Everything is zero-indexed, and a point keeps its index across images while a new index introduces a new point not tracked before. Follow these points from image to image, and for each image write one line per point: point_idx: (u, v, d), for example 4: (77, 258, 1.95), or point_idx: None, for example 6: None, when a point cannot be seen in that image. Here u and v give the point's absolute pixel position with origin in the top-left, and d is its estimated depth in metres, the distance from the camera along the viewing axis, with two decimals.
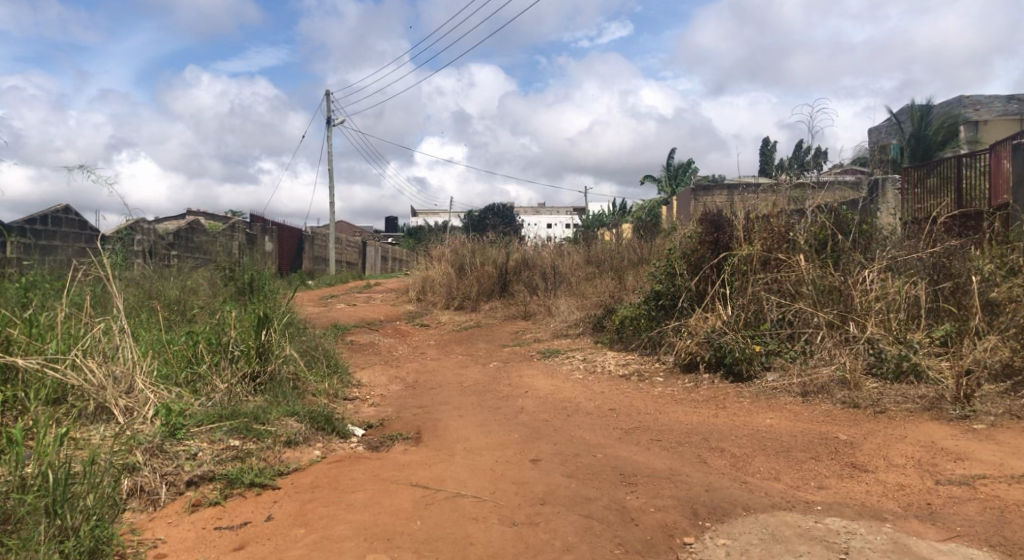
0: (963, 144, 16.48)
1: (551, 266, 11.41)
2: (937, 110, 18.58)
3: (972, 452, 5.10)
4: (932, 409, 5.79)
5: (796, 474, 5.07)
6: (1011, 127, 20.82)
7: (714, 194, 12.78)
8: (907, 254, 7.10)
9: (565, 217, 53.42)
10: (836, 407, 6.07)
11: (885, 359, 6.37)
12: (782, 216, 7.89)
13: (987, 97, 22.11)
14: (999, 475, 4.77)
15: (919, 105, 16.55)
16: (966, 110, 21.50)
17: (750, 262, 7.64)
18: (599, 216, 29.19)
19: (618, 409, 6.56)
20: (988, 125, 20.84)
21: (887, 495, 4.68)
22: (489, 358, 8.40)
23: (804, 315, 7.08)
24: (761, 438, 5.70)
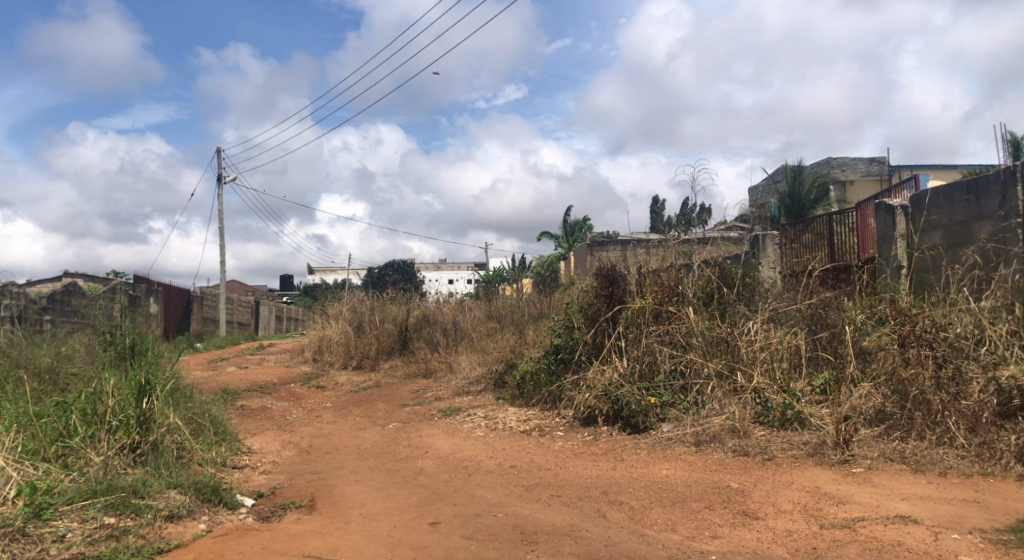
0: (833, 201, 17.75)
1: (452, 322, 11.39)
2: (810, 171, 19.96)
3: (853, 495, 5.36)
4: (816, 454, 6.05)
5: (691, 524, 5.17)
6: (872, 187, 22.64)
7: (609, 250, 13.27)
8: (787, 305, 7.47)
9: (465, 273, 53.69)
10: (727, 456, 6.26)
11: (771, 408, 6.63)
12: (671, 270, 8.18)
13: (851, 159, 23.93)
14: (876, 517, 5.02)
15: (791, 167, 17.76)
16: (834, 171, 23.22)
17: (643, 315, 7.87)
18: (498, 271, 29.62)
19: (519, 465, 6.55)
20: (852, 185, 22.62)
21: (776, 541, 4.83)
22: (388, 420, 8.21)
23: (695, 366, 7.31)
24: (658, 490, 5.80)
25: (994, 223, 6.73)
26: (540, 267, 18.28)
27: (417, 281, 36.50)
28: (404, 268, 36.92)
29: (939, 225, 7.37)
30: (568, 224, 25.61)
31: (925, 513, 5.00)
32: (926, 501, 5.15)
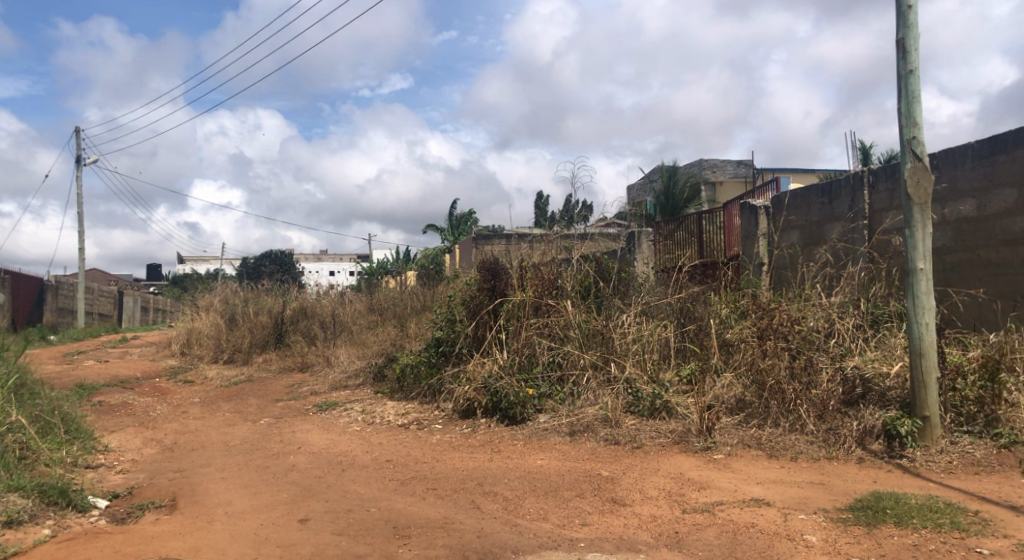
0: (703, 201, 18.69)
1: (331, 315, 11.14)
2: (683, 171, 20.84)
3: (713, 480, 5.63)
4: (681, 441, 6.32)
5: (562, 512, 5.28)
6: (739, 189, 23.91)
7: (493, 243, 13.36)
8: (659, 299, 7.80)
9: (350, 265, 52.71)
10: (600, 445, 6.44)
11: (641, 398, 6.88)
12: (551, 264, 8.33)
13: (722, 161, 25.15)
14: (733, 501, 5.30)
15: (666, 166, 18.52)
16: (706, 171, 24.34)
17: (524, 308, 7.99)
18: (381, 264, 29.24)
19: (395, 459, 6.48)
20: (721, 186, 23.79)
21: (641, 527, 5.01)
22: (260, 415, 7.93)
23: (572, 358, 7.48)
24: (532, 480, 5.88)
25: (844, 225, 7.38)
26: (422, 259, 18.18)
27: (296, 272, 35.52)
28: (283, 260, 35.94)
29: (796, 225, 7.99)
30: (453, 217, 25.61)
31: (776, 495, 5.32)
32: (778, 484, 5.48)
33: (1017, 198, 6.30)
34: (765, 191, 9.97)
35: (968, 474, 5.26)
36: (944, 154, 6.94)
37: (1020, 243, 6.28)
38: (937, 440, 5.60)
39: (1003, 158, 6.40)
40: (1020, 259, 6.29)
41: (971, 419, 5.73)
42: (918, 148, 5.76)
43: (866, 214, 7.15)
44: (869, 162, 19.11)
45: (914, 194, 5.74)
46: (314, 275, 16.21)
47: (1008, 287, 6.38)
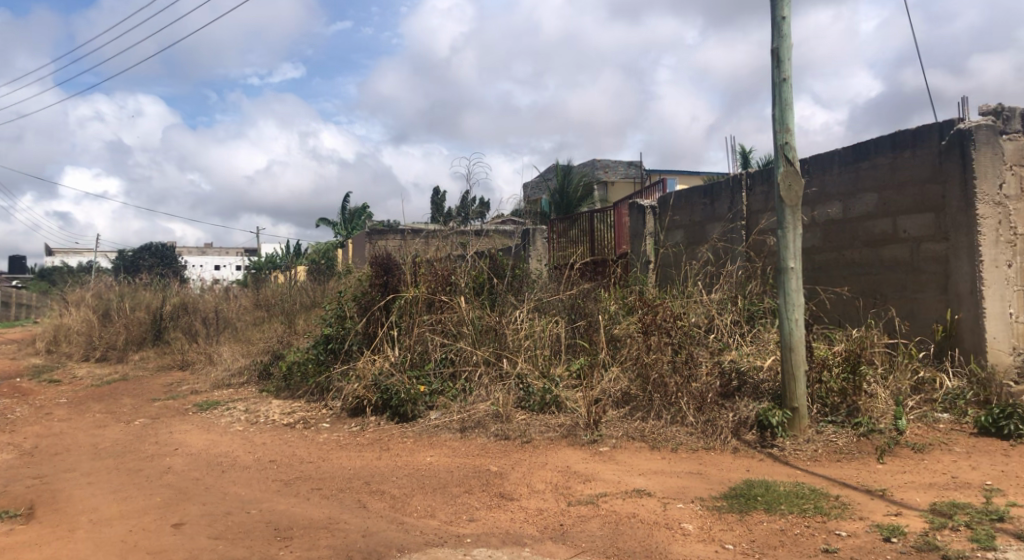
0: (596, 200, 19.32)
1: (214, 311, 10.72)
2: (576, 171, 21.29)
3: (598, 473, 5.75)
4: (569, 435, 6.43)
5: (449, 509, 5.26)
6: (629, 190, 24.70)
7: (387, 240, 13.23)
8: (551, 296, 7.92)
9: (240, 260, 50.88)
10: (489, 441, 6.46)
11: (531, 393, 6.92)
12: (445, 260, 8.27)
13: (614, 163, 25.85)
14: (616, 492, 5.43)
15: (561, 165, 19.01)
16: (598, 172, 24.97)
17: (416, 305, 7.89)
18: (270, 258, 28.36)
19: (279, 459, 6.29)
20: (613, 186, 24.48)
21: (527, 521, 5.05)
22: (133, 416, 7.52)
23: (465, 354, 7.46)
24: (420, 477, 5.83)
25: (724, 225, 7.80)
26: (311, 255, 17.75)
27: (180, 267, 33.94)
28: (164, 254, 34.28)
29: (681, 225, 8.38)
30: (346, 212, 25.17)
31: (657, 485, 5.49)
32: (659, 475, 5.65)
33: (878, 202, 6.78)
34: (654, 191, 10.32)
35: (831, 461, 5.60)
36: (815, 159, 7.40)
37: (880, 244, 6.77)
38: (804, 429, 5.93)
39: (866, 165, 6.87)
40: (880, 259, 6.78)
41: (835, 409, 6.10)
42: (790, 153, 6.08)
43: (744, 215, 7.58)
44: (750, 166, 20.12)
45: (786, 197, 6.06)
46: (195, 270, 15.53)
47: (868, 285, 6.89)
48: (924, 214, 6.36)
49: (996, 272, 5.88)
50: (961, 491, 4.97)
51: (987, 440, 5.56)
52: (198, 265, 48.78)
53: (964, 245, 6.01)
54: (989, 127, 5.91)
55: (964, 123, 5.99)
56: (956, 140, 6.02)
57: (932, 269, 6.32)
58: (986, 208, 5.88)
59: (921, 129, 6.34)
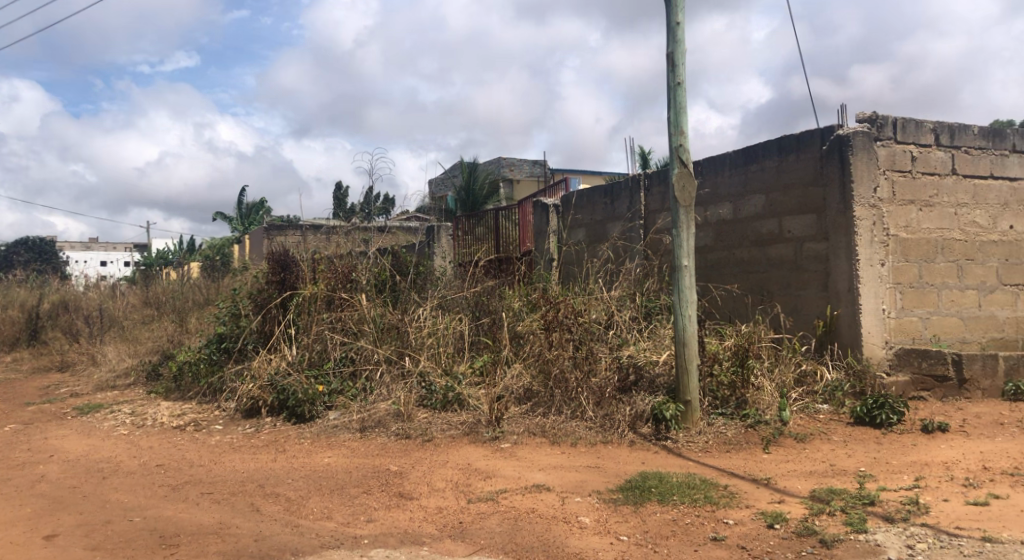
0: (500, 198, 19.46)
1: (99, 310, 10.15)
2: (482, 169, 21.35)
3: (498, 469, 5.77)
4: (470, 432, 6.42)
5: (347, 510, 5.16)
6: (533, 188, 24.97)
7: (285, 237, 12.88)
8: (454, 293, 7.90)
9: (132, 256, 48.44)
10: (390, 440, 6.37)
11: (433, 391, 6.87)
12: (345, 258, 8.11)
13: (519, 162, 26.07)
14: (516, 488, 5.45)
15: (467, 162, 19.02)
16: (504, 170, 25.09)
17: (315, 302, 7.69)
18: (161, 254, 27.10)
19: (167, 464, 6.01)
20: (518, 184, 24.68)
21: (427, 519, 5.01)
22: (4, 422, 7.02)
23: (366, 352, 7.34)
24: (317, 479, 5.69)
25: (624, 224, 8.02)
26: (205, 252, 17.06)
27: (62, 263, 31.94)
28: (43, 248, 32.20)
29: (582, 224, 8.55)
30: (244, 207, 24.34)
31: (556, 480, 5.55)
32: (558, 469, 5.72)
33: (765, 204, 7.12)
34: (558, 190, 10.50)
35: (720, 452, 5.81)
36: (708, 162, 7.70)
37: (767, 243, 7.11)
38: (696, 421, 6.14)
39: (755, 167, 7.19)
40: (767, 258, 7.14)
41: (725, 402, 6.34)
42: (684, 155, 6.28)
43: (642, 215, 7.80)
44: (650, 167, 20.72)
45: (680, 197, 6.26)
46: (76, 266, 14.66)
47: (756, 282, 7.26)
48: (807, 215, 6.71)
49: (871, 271, 6.27)
50: (838, 477, 5.25)
51: (861, 429, 5.92)
52: (85, 261, 46.11)
53: (842, 245, 6.37)
54: (864, 134, 6.27)
55: (842, 130, 6.34)
56: (836, 145, 6.37)
57: (813, 267, 6.69)
58: (862, 210, 6.24)
59: (804, 135, 6.70)
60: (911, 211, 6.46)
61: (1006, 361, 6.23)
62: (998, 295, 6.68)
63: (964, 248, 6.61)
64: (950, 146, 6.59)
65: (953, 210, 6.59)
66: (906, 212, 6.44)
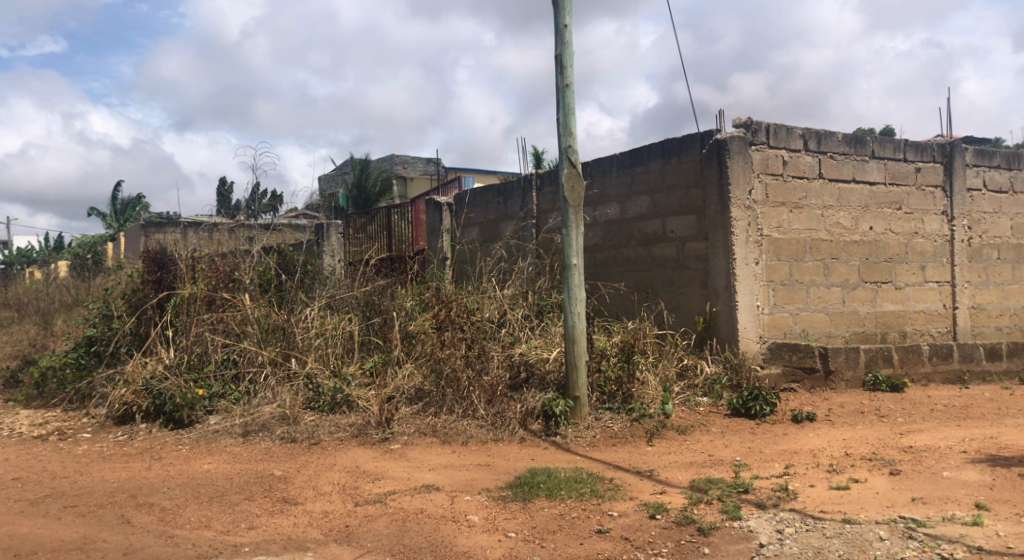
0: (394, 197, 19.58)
1: None
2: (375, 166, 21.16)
3: (387, 471, 5.68)
4: (359, 434, 6.30)
5: (226, 518, 4.94)
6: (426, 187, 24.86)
7: (164, 235, 12.31)
8: (344, 293, 7.75)
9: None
10: (274, 444, 6.17)
11: (321, 393, 6.73)
12: (228, 257, 7.83)
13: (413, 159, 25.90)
14: (404, 489, 5.39)
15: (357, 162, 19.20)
16: (397, 168, 24.84)
17: (194, 303, 7.37)
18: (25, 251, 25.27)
19: (27, 477, 5.58)
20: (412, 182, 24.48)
21: (312, 524, 4.87)
22: None
23: (249, 354, 7.08)
24: (195, 486, 5.44)
25: (517, 223, 8.08)
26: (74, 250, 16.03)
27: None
28: None
29: (475, 222, 8.57)
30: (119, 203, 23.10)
31: (445, 480, 5.53)
32: (448, 469, 5.70)
33: (649, 204, 7.36)
34: (450, 189, 10.48)
35: (607, 446, 5.95)
36: (597, 162, 7.87)
37: (652, 242, 7.36)
38: (584, 416, 6.27)
39: (641, 169, 7.41)
40: (652, 257, 7.38)
41: (612, 397, 6.49)
42: (573, 156, 6.38)
43: (534, 214, 7.89)
44: (541, 168, 21.07)
45: (570, 197, 6.35)
46: None
47: (641, 280, 7.49)
48: (688, 216, 6.99)
49: (746, 269, 6.59)
50: (716, 467, 5.47)
51: (737, 420, 6.22)
52: None
53: (721, 245, 6.65)
54: (740, 139, 6.58)
55: (720, 134, 6.62)
56: (714, 149, 6.65)
57: (694, 266, 6.96)
58: (738, 211, 6.55)
59: (686, 138, 6.96)
60: (782, 212, 6.81)
61: (867, 353, 6.69)
62: (860, 292, 7.13)
63: (830, 247, 7.01)
64: (816, 151, 6.98)
65: (820, 211, 6.99)
66: (777, 213, 6.79)
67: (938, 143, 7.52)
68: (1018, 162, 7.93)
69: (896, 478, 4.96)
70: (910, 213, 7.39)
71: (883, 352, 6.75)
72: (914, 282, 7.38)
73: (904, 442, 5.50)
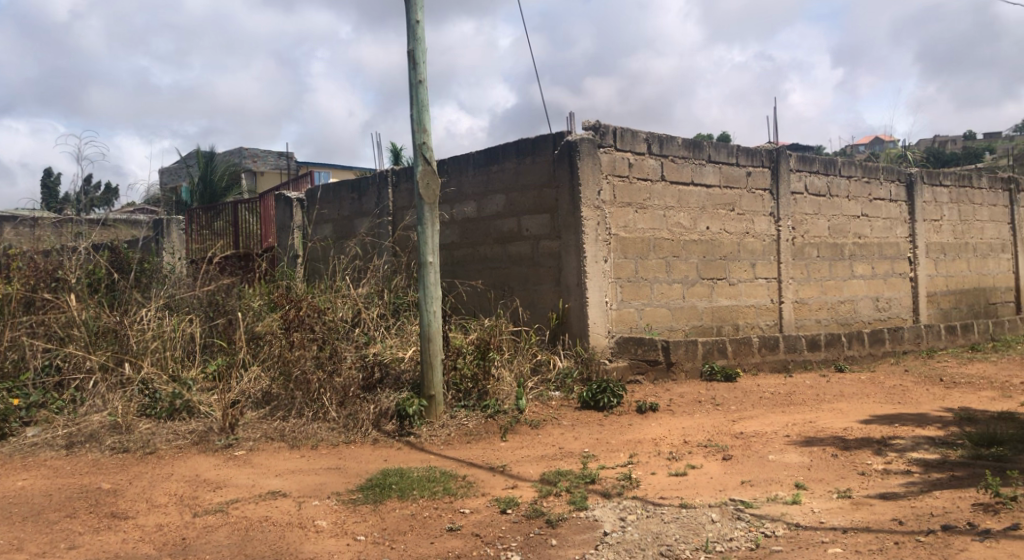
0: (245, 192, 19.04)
1: None
2: (220, 160, 20.32)
3: (230, 478, 5.40)
4: (200, 442, 5.97)
5: (42, 539, 4.51)
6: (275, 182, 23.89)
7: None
8: (184, 292, 7.37)
9: None
10: (103, 455, 5.73)
11: (158, 399, 6.34)
12: (52, 255, 7.27)
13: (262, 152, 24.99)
14: (249, 497, 5.14)
15: (204, 155, 18.85)
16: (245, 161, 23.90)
17: (10, 304, 6.83)
18: None
19: None
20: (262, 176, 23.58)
21: (143, 539, 4.54)
22: None
23: (75, 360, 6.58)
24: (7, 506, 4.94)
25: (372, 220, 7.93)
26: None
27: None
28: None
29: (329, 219, 8.38)
30: None
31: (293, 485, 5.32)
32: (296, 474, 5.50)
33: (505, 203, 7.44)
34: (302, 183, 10.20)
35: (461, 443, 5.95)
36: (453, 160, 7.86)
37: (507, 241, 7.44)
38: (439, 415, 6.24)
39: (496, 168, 7.48)
40: (507, 255, 7.46)
41: (467, 394, 6.50)
42: (427, 153, 6.32)
43: (390, 211, 7.79)
44: (395, 164, 20.93)
45: (425, 195, 6.30)
46: None
47: (497, 278, 7.57)
48: (542, 215, 7.13)
49: (596, 267, 6.82)
50: (565, 460, 5.60)
51: (587, 412, 6.40)
52: None
53: (572, 243, 6.84)
54: (590, 141, 6.78)
55: (571, 136, 6.80)
56: (566, 150, 6.82)
57: (548, 264, 7.11)
58: (588, 211, 6.76)
59: (538, 139, 7.09)
60: (629, 212, 7.09)
61: (704, 346, 7.10)
62: (699, 288, 7.54)
63: (671, 246, 7.37)
64: (659, 155, 7.31)
65: (663, 212, 7.33)
66: (624, 213, 7.06)
67: (766, 150, 8.08)
68: (834, 168, 8.66)
69: (728, 463, 5.28)
70: (742, 214, 7.91)
71: (718, 344, 7.19)
72: (745, 278, 7.90)
73: (736, 429, 5.87)
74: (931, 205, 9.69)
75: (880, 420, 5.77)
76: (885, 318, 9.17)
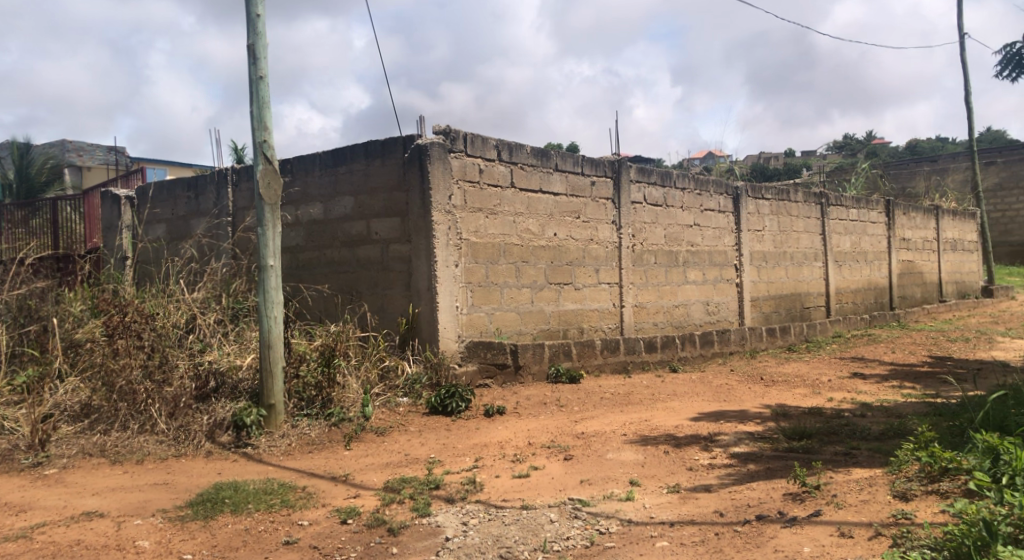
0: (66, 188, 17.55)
1: None
2: (39, 153, 18.63)
3: (37, 500, 4.92)
4: (3, 461, 5.43)
5: None
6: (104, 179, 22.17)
7: None
8: None
9: None
10: None
11: None
12: None
13: (90, 146, 23.14)
14: (58, 520, 4.69)
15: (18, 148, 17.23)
16: (70, 155, 22.07)
17: None
18: None
19: None
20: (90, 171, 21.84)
21: None
22: None
23: None
24: None
25: (209, 221, 7.54)
26: None
27: None
28: None
29: (162, 219, 7.88)
30: None
31: (112, 504, 4.90)
32: (116, 492, 5.07)
33: (353, 205, 7.28)
34: (132, 180, 9.55)
35: (302, 454, 5.73)
36: (298, 160, 7.61)
37: (356, 244, 7.28)
38: (279, 424, 5.99)
39: (344, 169, 7.31)
40: (355, 258, 7.30)
41: (310, 402, 6.27)
42: (268, 152, 6.07)
43: (230, 211, 7.43)
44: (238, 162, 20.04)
45: (265, 195, 6.03)
46: None
47: (345, 282, 7.39)
48: (391, 218, 7.04)
49: (446, 271, 6.80)
50: (410, 466, 5.53)
51: (434, 418, 6.37)
52: None
53: (423, 248, 6.79)
54: (440, 146, 6.77)
55: (421, 140, 6.76)
56: (416, 154, 6.78)
57: (398, 268, 7.02)
58: (439, 215, 6.74)
59: (388, 141, 7.01)
60: (479, 218, 7.13)
61: (551, 349, 7.27)
62: (546, 293, 7.71)
63: (520, 252, 7.49)
64: (509, 162, 7.41)
65: (512, 218, 7.44)
66: (474, 218, 7.09)
67: (609, 161, 8.39)
68: (670, 180, 9.14)
69: (568, 463, 5.40)
70: (586, 222, 8.17)
71: (564, 347, 7.38)
72: (590, 283, 8.16)
73: (577, 429, 6.03)
74: (754, 216, 10.44)
75: (707, 418, 6.12)
76: (715, 320, 9.77)
